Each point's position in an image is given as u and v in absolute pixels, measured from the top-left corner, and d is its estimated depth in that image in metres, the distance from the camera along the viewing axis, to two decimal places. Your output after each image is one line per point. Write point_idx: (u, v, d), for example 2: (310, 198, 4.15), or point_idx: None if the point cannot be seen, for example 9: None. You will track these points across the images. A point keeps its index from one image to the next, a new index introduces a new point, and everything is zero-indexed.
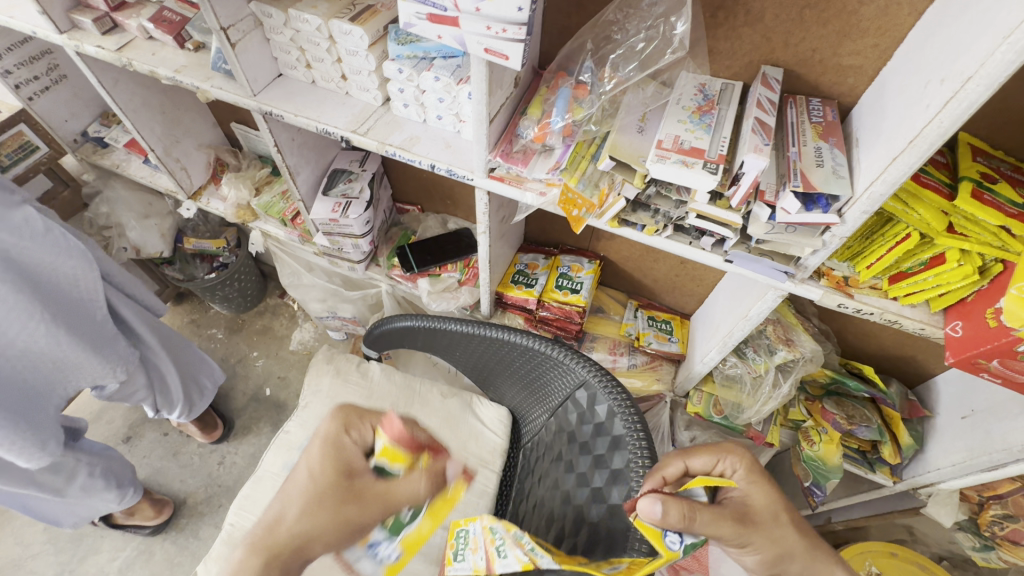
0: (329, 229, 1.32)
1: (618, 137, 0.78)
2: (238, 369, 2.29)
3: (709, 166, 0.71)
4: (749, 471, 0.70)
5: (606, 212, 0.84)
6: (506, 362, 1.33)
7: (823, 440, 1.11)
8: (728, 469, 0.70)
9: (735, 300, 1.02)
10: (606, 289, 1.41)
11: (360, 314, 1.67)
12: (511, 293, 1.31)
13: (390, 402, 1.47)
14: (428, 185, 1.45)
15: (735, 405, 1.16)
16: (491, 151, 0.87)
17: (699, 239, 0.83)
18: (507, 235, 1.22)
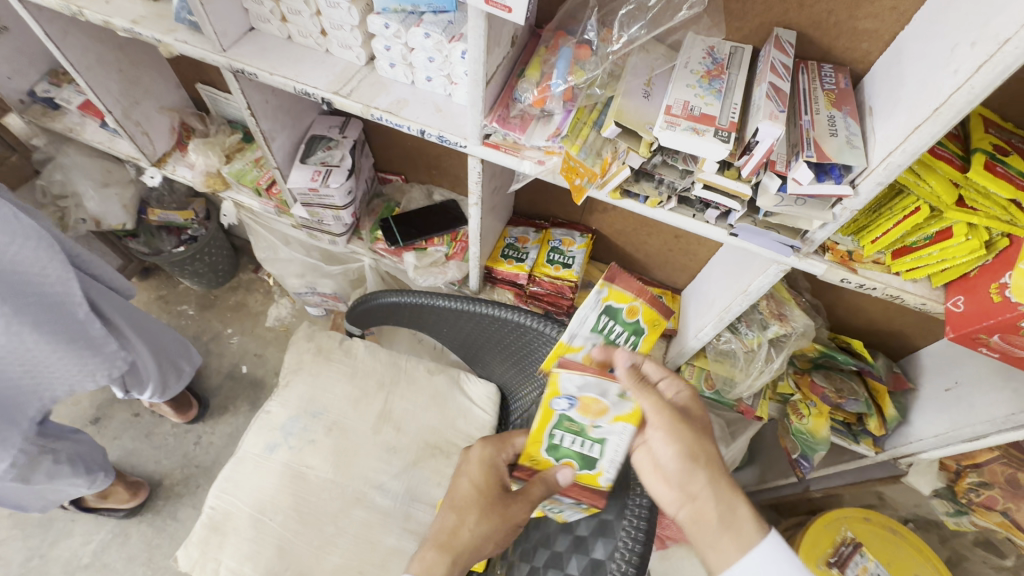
0: (308, 200, 1.24)
1: (623, 102, 0.74)
2: (212, 347, 2.21)
3: (720, 134, 0.67)
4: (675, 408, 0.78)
5: (608, 182, 0.80)
6: (497, 338, 1.29)
7: (812, 413, 1.12)
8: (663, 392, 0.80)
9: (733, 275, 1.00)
10: (597, 263, 1.38)
11: (342, 289, 1.61)
12: (500, 268, 1.26)
13: (376, 380, 1.43)
14: (413, 154, 1.38)
15: (727, 379, 1.15)
16: (487, 116, 0.81)
17: (703, 211, 0.80)
18: (498, 207, 1.18)
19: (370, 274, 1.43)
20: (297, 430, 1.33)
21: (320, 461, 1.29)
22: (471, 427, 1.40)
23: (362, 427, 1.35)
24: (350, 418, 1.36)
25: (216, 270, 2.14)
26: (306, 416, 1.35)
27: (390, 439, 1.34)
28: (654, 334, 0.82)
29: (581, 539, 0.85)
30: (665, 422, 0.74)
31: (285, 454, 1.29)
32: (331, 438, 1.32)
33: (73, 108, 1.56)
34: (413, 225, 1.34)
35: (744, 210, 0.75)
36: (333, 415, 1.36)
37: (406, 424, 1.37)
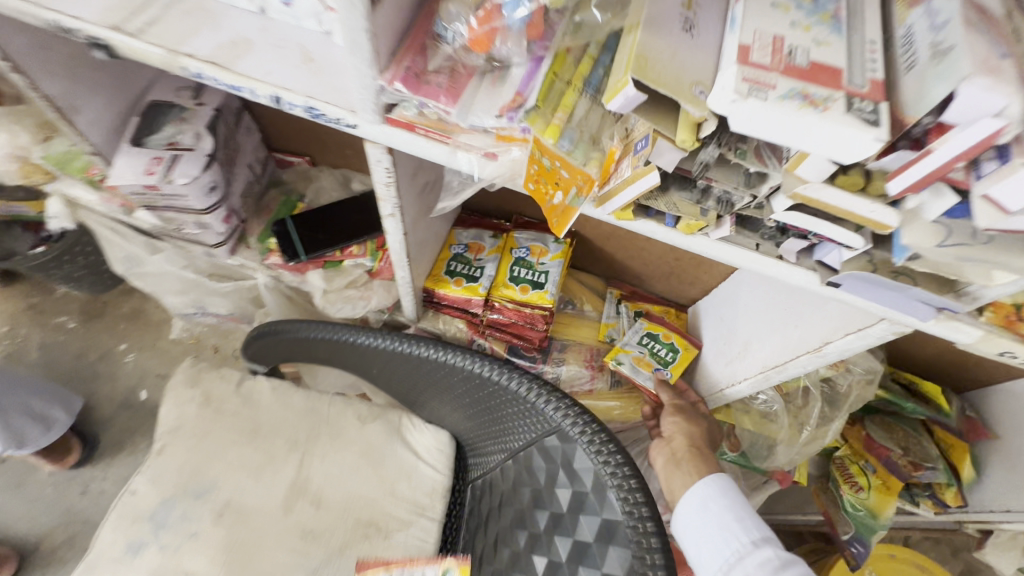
0: (149, 202, 0.83)
1: (646, 42, 0.37)
2: (101, 369, 1.65)
3: (856, 105, 0.32)
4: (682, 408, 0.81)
5: (613, 195, 0.43)
6: (444, 386, 0.95)
7: (873, 486, 0.82)
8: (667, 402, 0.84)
9: (784, 316, 0.67)
10: (578, 273, 1.02)
11: (241, 308, 1.22)
12: (445, 291, 0.90)
13: (285, 437, 1.07)
14: (316, 128, 0.98)
15: (762, 442, 0.82)
16: (385, 71, 0.43)
17: (774, 242, 0.46)
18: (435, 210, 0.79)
19: (267, 296, 1.03)
20: (173, 518, 0.98)
21: (204, 562, 0.94)
22: (417, 493, 1.06)
23: (266, 507, 1.00)
24: (248, 495, 1.01)
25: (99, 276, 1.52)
26: (187, 497, 0.99)
27: (305, 520, 1.00)
28: (687, 358, 0.90)
29: (559, 517, 0.77)
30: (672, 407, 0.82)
31: (156, 556, 0.94)
32: (221, 529, 0.97)
33: None
34: (319, 228, 0.95)
35: (866, 246, 0.41)
36: (225, 494, 1.00)
37: (327, 497, 1.03)
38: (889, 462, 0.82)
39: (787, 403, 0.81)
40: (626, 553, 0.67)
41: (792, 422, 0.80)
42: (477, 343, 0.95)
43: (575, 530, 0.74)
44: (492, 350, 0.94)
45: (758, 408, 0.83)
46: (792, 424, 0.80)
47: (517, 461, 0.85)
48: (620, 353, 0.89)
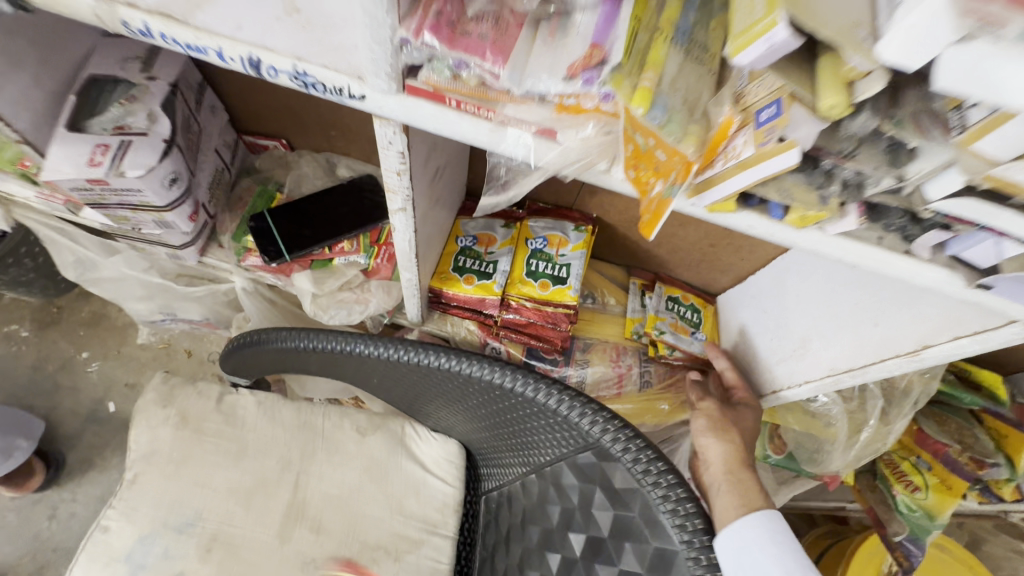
0: (96, 197, 0.69)
1: None
2: (62, 380, 1.48)
3: None
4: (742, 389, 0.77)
5: (719, 179, 0.34)
6: (454, 395, 0.84)
7: (930, 485, 0.76)
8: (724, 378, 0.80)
9: (860, 313, 0.58)
10: (596, 262, 0.92)
11: (217, 313, 1.08)
12: (454, 292, 0.79)
13: (276, 457, 0.96)
14: (294, 106, 0.84)
15: (812, 444, 0.76)
16: (405, 20, 0.32)
17: (900, 234, 0.37)
18: (443, 198, 0.67)
19: (246, 303, 0.91)
20: (155, 557, 0.85)
21: None
22: (427, 508, 0.97)
23: (259, 538, 0.89)
24: (238, 526, 0.89)
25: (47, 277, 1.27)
26: (166, 532, 0.87)
27: (304, 549, 0.90)
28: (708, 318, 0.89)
29: (598, 542, 0.69)
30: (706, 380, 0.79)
31: None
32: (210, 566, 0.86)
33: None
34: (305, 223, 0.83)
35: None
36: (210, 526, 0.88)
37: (328, 521, 0.92)
38: (948, 459, 0.75)
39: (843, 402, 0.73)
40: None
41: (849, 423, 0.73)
42: (492, 346, 0.85)
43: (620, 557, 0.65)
44: (508, 354, 0.84)
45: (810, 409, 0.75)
46: (849, 425, 0.72)
47: (542, 477, 0.76)
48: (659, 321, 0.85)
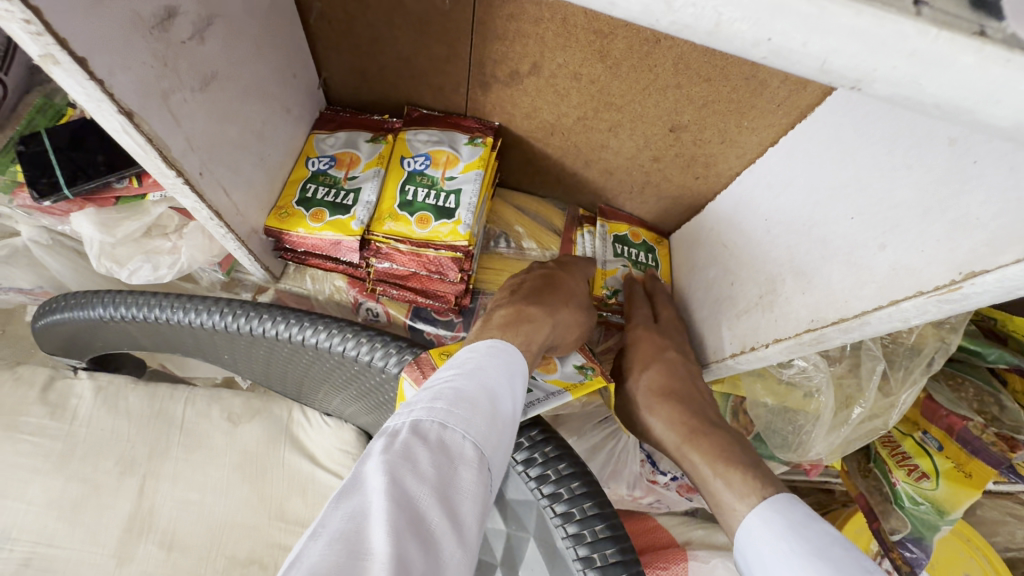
0: None
1: None
2: None
3: None
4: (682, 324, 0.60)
5: None
6: (321, 374, 0.64)
7: (942, 473, 0.58)
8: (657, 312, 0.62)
9: (860, 229, 0.38)
10: (514, 195, 0.69)
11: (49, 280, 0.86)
12: (295, 233, 0.57)
13: (115, 456, 0.75)
14: None
15: (790, 428, 0.56)
16: None
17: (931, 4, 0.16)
18: (229, 84, 0.45)
19: (47, 262, 0.71)
20: None
21: None
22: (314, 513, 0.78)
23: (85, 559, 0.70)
24: (58, 545, 0.70)
25: None
26: None
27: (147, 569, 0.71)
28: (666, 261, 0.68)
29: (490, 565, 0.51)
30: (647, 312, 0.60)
31: None
32: None
33: None
34: (97, 147, 0.58)
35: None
36: (20, 547, 0.69)
37: (183, 535, 0.72)
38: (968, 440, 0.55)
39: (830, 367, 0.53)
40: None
41: (836, 395, 0.53)
42: (367, 308, 0.64)
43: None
44: (388, 316, 0.63)
45: (784, 377, 0.55)
46: (836, 397, 0.53)
47: None
48: (609, 278, 0.62)
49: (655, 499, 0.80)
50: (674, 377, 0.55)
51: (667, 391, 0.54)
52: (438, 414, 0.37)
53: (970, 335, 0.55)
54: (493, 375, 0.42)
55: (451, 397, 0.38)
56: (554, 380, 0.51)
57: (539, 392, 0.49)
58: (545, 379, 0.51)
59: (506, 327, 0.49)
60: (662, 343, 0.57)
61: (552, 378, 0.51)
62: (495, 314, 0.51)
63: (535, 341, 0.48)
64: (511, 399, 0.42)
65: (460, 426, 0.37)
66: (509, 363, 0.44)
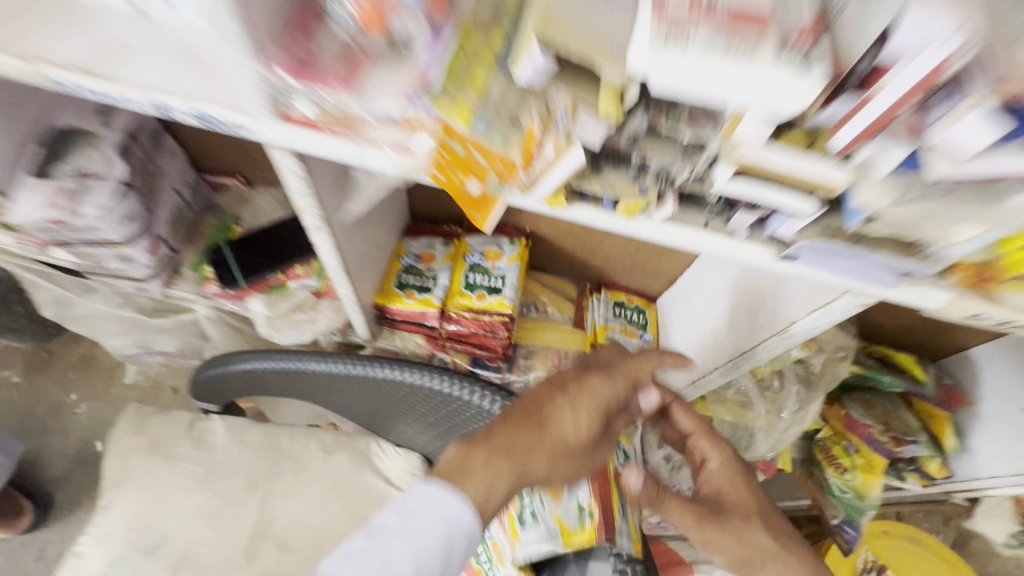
0: (63, 239, 0.76)
1: (551, 3, 0.33)
2: (51, 423, 1.66)
3: (787, 54, 0.29)
4: (729, 460, 0.66)
5: (541, 181, 0.40)
6: (407, 406, 0.89)
7: (857, 466, 0.80)
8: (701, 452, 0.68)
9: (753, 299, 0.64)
10: (541, 275, 0.97)
11: (187, 345, 1.13)
12: (396, 307, 0.84)
13: (244, 477, 0.99)
14: (244, 143, 0.91)
15: (740, 431, 0.81)
16: (266, 64, 0.37)
17: (721, 215, 0.42)
18: (372, 219, 0.75)
19: (210, 330, 0.99)
20: None
21: None
22: None
23: (228, 556, 0.93)
24: (207, 546, 0.93)
25: (35, 321, 1.61)
26: (138, 554, 0.91)
27: (271, 565, 0.93)
28: (654, 321, 0.94)
29: None
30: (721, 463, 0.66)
31: None
32: None
33: None
34: (268, 253, 0.88)
35: (821, 210, 0.37)
36: (180, 546, 0.92)
37: (294, 539, 0.95)
38: (875, 444, 0.78)
39: (760, 385, 0.79)
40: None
41: (768, 405, 0.78)
42: (439, 358, 0.90)
43: None
44: (455, 363, 0.89)
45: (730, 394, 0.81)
46: (768, 406, 0.79)
47: None
48: (608, 330, 0.92)
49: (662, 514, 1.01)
50: (755, 534, 0.61)
51: (743, 552, 0.60)
52: (373, 541, 0.50)
53: (862, 364, 0.81)
54: (423, 519, 0.50)
55: (392, 531, 0.50)
56: (557, 513, 0.63)
57: (543, 523, 0.63)
58: (550, 509, 0.64)
59: (494, 457, 0.52)
60: (720, 497, 0.64)
61: (556, 509, 0.63)
62: (475, 450, 0.52)
63: (497, 490, 0.52)
64: (425, 547, 0.49)
65: (384, 548, 0.50)
66: (445, 508, 0.50)
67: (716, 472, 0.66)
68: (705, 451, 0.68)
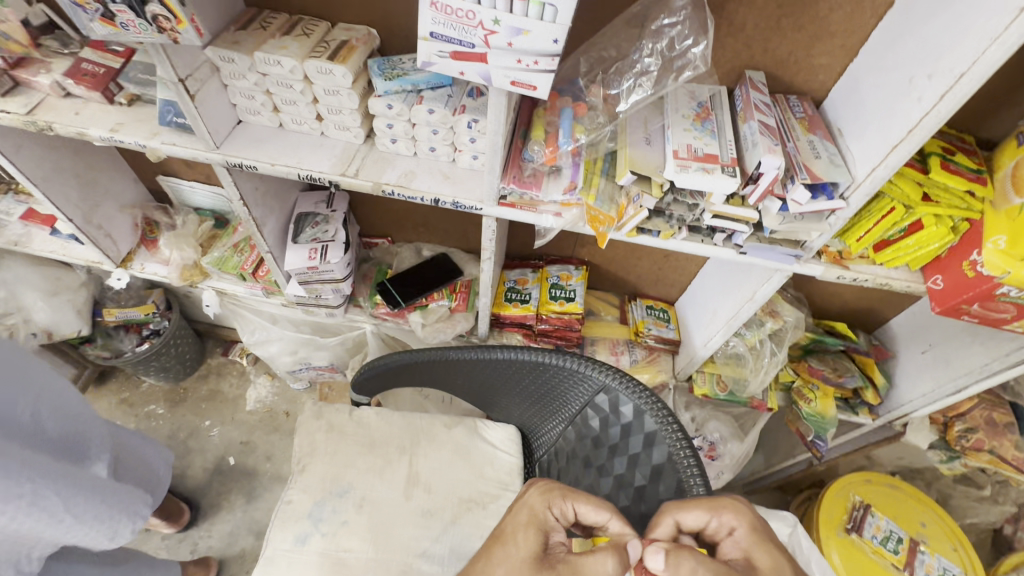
0: (306, 278, 1.22)
1: (632, 152, 0.81)
2: (191, 444, 2.03)
3: (727, 169, 0.76)
4: (752, 524, 0.65)
5: (626, 224, 0.85)
6: (515, 381, 1.32)
7: (818, 396, 1.23)
8: (721, 527, 0.66)
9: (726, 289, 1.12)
10: (595, 292, 1.45)
11: (338, 359, 1.57)
12: (507, 312, 1.30)
13: (396, 445, 1.40)
14: (398, 215, 1.40)
15: (739, 379, 1.26)
16: (503, 178, 0.86)
17: (710, 236, 0.88)
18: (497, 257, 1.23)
19: (371, 342, 1.45)
20: (326, 513, 1.27)
21: (357, 541, 1.24)
22: (500, 474, 1.40)
23: (393, 497, 1.31)
24: (378, 490, 1.32)
25: (183, 361, 2.05)
26: (332, 497, 1.30)
27: (423, 502, 1.31)
28: (675, 316, 1.40)
29: (615, 446, 1.14)
30: (746, 528, 0.65)
31: (320, 542, 1.24)
32: (364, 516, 1.28)
33: (14, 219, 1.46)
34: (418, 284, 1.35)
35: (745, 229, 0.83)
36: (360, 490, 1.31)
37: (435, 484, 1.35)
38: (825, 378, 1.24)
39: (748, 348, 1.23)
40: (672, 479, 1.00)
41: (754, 361, 1.23)
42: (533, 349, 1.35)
43: (628, 450, 1.11)
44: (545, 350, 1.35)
45: (728, 355, 1.27)
46: (754, 361, 1.23)
47: (576, 421, 1.25)
48: (645, 324, 1.37)
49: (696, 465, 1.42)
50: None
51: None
52: None
53: (813, 332, 1.26)
54: None
55: None
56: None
57: None
58: None
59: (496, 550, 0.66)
60: (752, 564, 0.63)
61: None
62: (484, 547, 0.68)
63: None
64: None
65: None
66: None
67: (745, 540, 0.65)
68: (737, 518, 0.66)
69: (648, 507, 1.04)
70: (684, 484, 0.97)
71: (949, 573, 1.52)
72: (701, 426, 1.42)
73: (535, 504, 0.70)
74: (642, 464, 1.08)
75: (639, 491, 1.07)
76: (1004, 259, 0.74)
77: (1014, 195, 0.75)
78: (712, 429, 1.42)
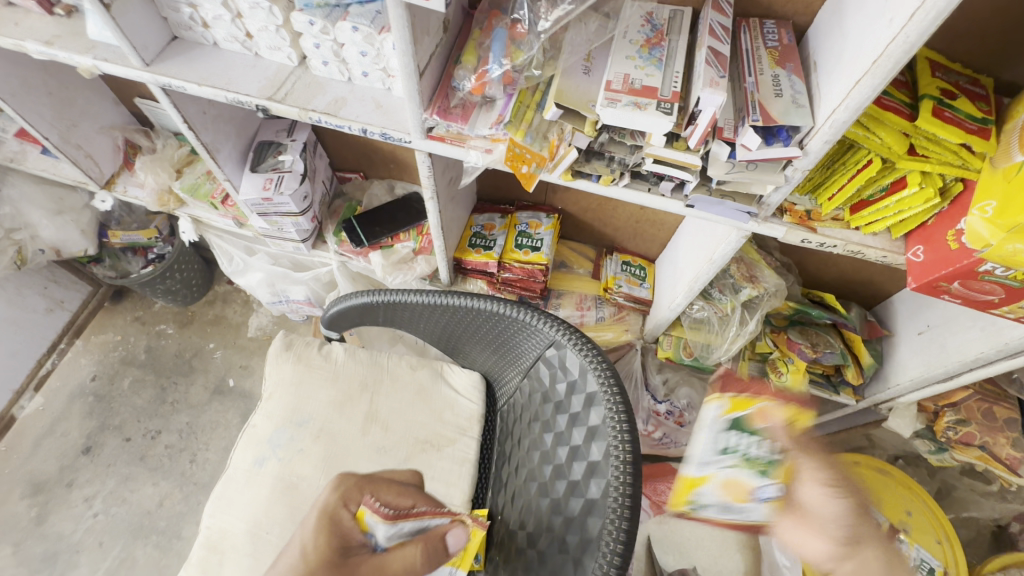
0: (263, 209, 1.20)
1: (563, 82, 0.71)
2: (196, 364, 2.14)
3: (663, 106, 0.65)
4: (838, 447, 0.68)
5: (559, 165, 0.77)
6: (473, 328, 1.27)
7: (790, 370, 1.15)
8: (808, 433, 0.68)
9: (694, 249, 1.01)
10: (569, 243, 1.37)
11: (315, 294, 1.58)
12: (469, 258, 1.24)
13: (358, 382, 1.40)
14: (367, 150, 1.35)
15: (705, 346, 1.18)
16: (426, 108, 0.77)
17: (657, 185, 0.79)
18: (457, 199, 1.17)
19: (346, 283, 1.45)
20: (284, 441, 1.31)
21: (310, 468, 1.28)
22: (459, 419, 1.39)
23: (350, 430, 1.34)
24: (336, 423, 1.34)
25: (189, 285, 2.11)
26: (291, 425, 1.33)
27: (380, 439, 1.33)
28: (653, 273, 1.30)
29: (560, 402, 1.08)
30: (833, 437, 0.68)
31: (275, 466, 1.28)
32: (320, 445, 1.31)
33: (9, 136, 1.50)
34: (381, 223, 1.31)
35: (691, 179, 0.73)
36: (319, 422, 1.34)
37: (392, 422, 1.36)
38: (801, 353, 1.15)
39: (718, 314, 1.14)
40: (605, 443, 0.95)
41: (723, 326, 1.15)
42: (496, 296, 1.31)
43: (569, 408, 1.05)
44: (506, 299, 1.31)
45: (695, 319, 1.18)
46: (720, 326, 1.16)
47: (531, 374, 1.19)
48: (615, 280, 1.27)
49: (662, 432, 1.35)
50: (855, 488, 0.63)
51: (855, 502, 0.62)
52: None
53: (795, 300, 1.15)
54: None
55: None
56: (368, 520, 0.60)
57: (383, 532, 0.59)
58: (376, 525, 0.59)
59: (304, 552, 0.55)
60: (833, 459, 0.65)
61: (371, 518, 0.60)
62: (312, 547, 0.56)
63: None
64: None
65: None
66: None
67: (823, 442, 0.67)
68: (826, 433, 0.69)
69: (579, 468, 1.00)
70: (612, 450, 0.92)
71: (926, 563, 1.43)
72: (672, 391, 1.36)
73: (328, 500, 0.60)
74: (580, 423, 1.02)
75: (574, 450, 1.02)
76: (990, 228, 0.61)
77: (1016, 150, 0.61)
78: (682, 395, 1.35)
